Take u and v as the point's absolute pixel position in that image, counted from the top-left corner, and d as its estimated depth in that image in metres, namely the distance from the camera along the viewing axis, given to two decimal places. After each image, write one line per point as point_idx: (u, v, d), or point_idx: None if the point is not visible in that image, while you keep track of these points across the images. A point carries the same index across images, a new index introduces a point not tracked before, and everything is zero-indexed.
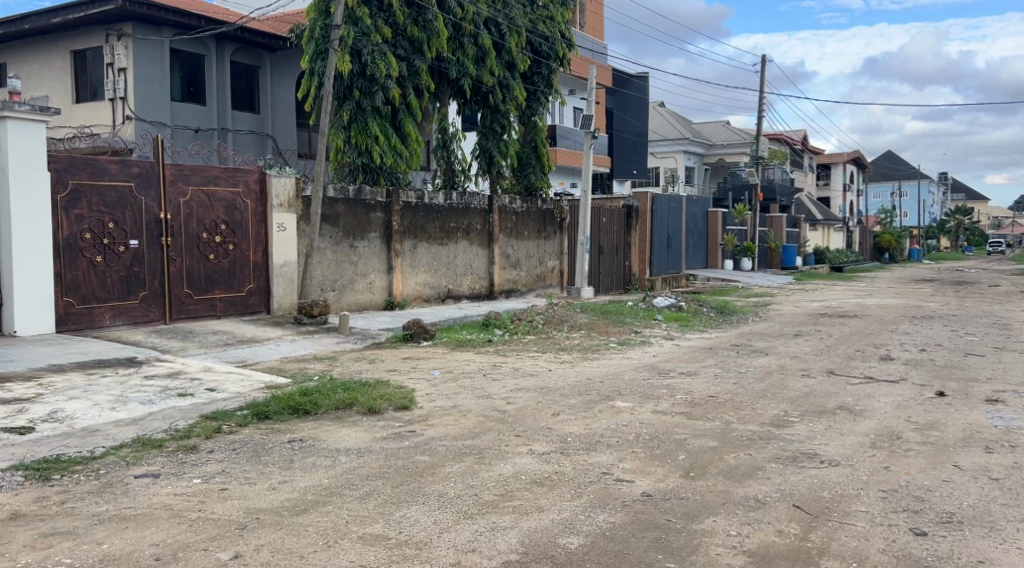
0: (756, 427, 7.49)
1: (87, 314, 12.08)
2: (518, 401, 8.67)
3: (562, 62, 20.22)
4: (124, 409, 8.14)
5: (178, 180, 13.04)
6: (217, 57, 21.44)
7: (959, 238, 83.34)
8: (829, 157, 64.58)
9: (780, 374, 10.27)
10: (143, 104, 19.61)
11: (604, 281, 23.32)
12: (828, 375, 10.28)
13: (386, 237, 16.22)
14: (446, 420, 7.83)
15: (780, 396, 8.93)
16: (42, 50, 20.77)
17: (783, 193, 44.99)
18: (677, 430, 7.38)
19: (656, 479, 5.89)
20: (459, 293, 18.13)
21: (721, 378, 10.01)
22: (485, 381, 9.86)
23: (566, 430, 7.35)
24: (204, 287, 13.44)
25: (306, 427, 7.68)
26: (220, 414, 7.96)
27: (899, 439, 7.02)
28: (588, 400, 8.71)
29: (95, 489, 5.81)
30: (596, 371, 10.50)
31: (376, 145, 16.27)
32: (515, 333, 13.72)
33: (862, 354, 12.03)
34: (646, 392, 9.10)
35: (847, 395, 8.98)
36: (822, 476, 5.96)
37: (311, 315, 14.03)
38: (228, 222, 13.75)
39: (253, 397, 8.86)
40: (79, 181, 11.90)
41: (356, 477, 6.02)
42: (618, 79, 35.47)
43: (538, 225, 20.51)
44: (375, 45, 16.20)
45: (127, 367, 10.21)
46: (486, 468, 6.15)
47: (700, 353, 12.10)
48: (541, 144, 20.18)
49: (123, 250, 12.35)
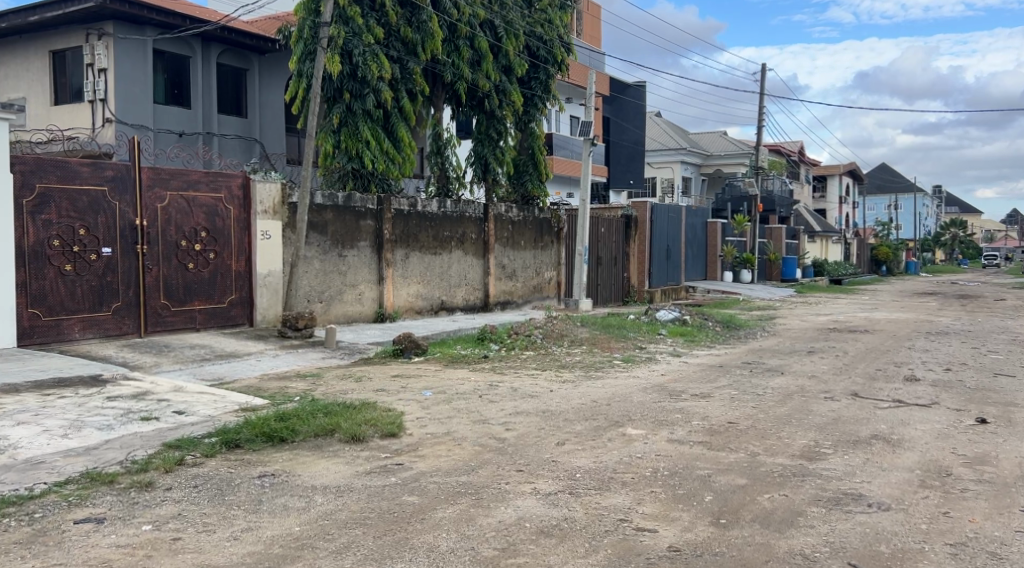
0: (787, 460, 6.67)
1: (54, 326, 11.21)
2: (518, 428, 7.83)
3: (561, 67, 19.43)
4: (77, 437, 7.28)
5: (155, 184, 12.19)
6: (203, 59, 20.63)
7: (954, 251, 82.64)
8: (825, 169, 64.04)
9: (801, 397, 9.43)
10: (124, 106, 18.74)
11: (603, 292, 22.58)
12: (853, 397, 9.44)
13: (376, 246, 15.38)
14: (438, 451, 6.99)
15: (806, 422, 8.09)
16: (19, 50, 19.95)
17: (781, 203, 43.76)
18: (699, 464, 6.55)
19: (682, 530, 5.06)
20: (453, 304, 17.29)
21: (739, 401, 9.17)
22: (482, 403, 9.01)
23: (572, 464, 6.50)
24: (183, 298, 12.58)
25: (280, 458, 6.83)
26: (184, 443, 7.12)
27: (951, 477, 6.20)
28: (596, 426, 7.87)
29: (24, 540, 5.00)
30: (602, 392, 9.63)
31: (367, 151, 15.46)
32: (512, 348, 12.90)
33: (885, 374, 11.19)
34: (658, 418, 8.24)
35: (880, 422, 8.14)
36: (874, 525, 5.13)
37: (296, 328, 13.15)
38: (209, 229, 12.89)
39: (224, 423, 8.01)
40: (48, 185, 11.06)
41: (333, 524, 5.19)
42: (616, 86, 34.79)
43: (535, 235, 19.68)
44: (367, 45, 15.42)
45: (89, 387, 9.36)
46: (484, 513, 5.32)
47: (711, 372, 11.27)
48: (539, 151, 19.34)
49: (95, 258, 11.51)
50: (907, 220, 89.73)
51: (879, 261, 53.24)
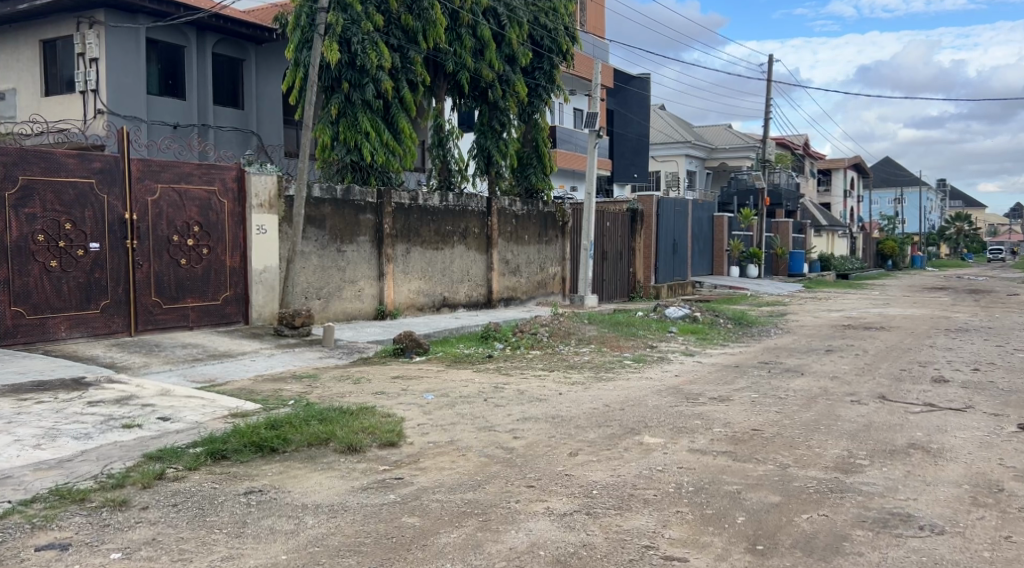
0: (821, 473, 6.12)
1: (39, 325, 10.64)
2: (527, 436, 7.27)
3: (566, 56, 18.83)
4: (51, 447, 6.76)
5: (146, 177, 11.63)
6: (198, 49, 20.06)
7: (959, 246, 81.80)
8: (830, 163, 63.28)
9: (826, 401, 8.88)
10: (116, 96, 18.16)
11: (608, 288, 22.03)
12: (882, 401, 8.86)
13: (376, 241, 14.82)
14: (441, 462, 6.45)
15: (836, 429, 7.52)
16: (9, 40, 19.38)
17: (789, 197, 43.20)
18: (726, 478, 5.98)
19: (715, 560, 4.61)
20: (455, 301, 16.75)
21: (760, 405, 8.62)
22: (486, 408, 8.44)
23: (588, 479, 5.95)
24: (175, 295, 12.02)
25: (270, 472, 6.28)
26: (166, 453, 6.58)
27: (1004, 493, 5.66)
28: (609, 434, 7.32)
29: None
30: (614, 395, 9.07)
31: (366, 143, 14.89)
32: (517, 347, 12.34)
33: (911, 374, 10.61)
34: (677, 425, 7.68)
35: (916, 428, 7.54)
36: (930, 552, 4.64)
37: (292, 326, 12.62)
38: (202, 224, 12.33)
39: (211, 430, 7.45)
40: (31, 176, 10.50)
41: (323, 552, 4.75)
42: (619, 78, 34.23)
43: (539, 229, 19.10)
44: (366, 33, 14.87)
45: (70, 390, 8.82)
46: (493, 538, 4.85)
47: (727, 373, 10.69)
48: (543, 143, 18.71)
49: (82, 254, 10.96)
50: (912, 215, 88.90)
51: (885, 256, 52.44)
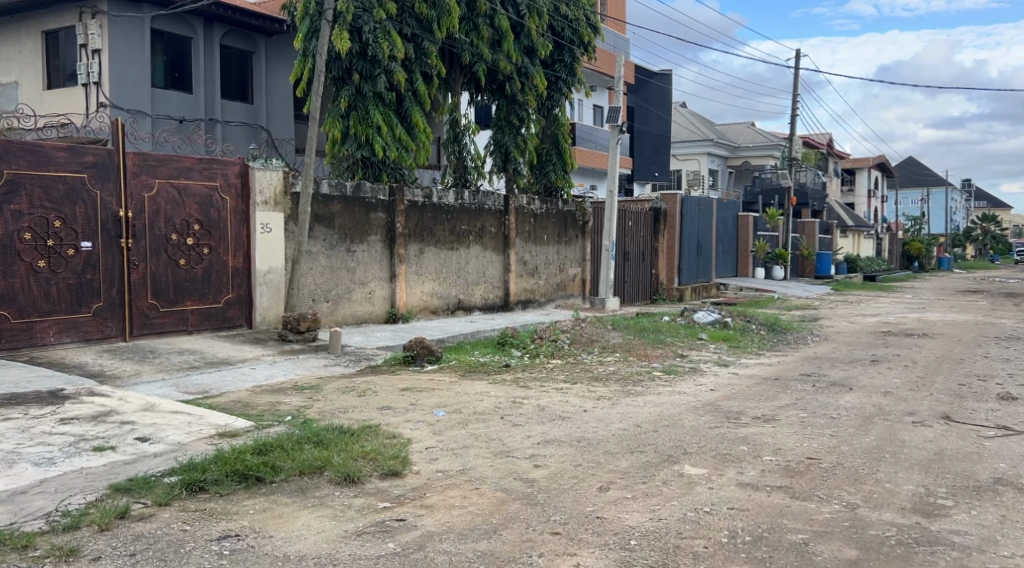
0: (899, 516, 5.20)
1: (25, 330, 9.81)
2: (549, 465, 6.35)
3: (587, 49, 17.83)
4: (7, 476, 5.91)
5: (142, 172, 10.79)
6: (206, 40, 19.25)
7: (986, 247, 79.94)
8: (854, 162, 61.87)
9: (884, 422, 7.90)
10: (119, 88, 17.36)
11: (629, 291, 21.06)
12: (947, 423, 7.87)
13: (387, 241, 13.93)
14: (450, 498, 5.55)
15: (904, 459, 6.53)
16: (11, 31, 18.62)
17: (816, 197, 41.99)
18: (787, 524, 5.05)
19: None
20: (471, 303, 15.85)
21: (811, 427, 7.65)
22: (504, 429, 7.52)
23: (624, 524, 5.03)
24: (173, 298, 11.17)
25: (251, 509, 5.40)
26: (136, 484, 5.69)
27: None
28: (645, 463, 6.39)
29: None
30: (647, 414, 8.13)
31: (378, 137, 14.01)
32: (537, 355, 11.43)
33: (972, 390, 9.60)
34: (721, 451, 6.73)
35: (998, 459, 6.56)
36: None
37: (297, 331, 11.74)
38: (203, 222, 11.47)
39: (192, 455, 6.56)
40: (18, 170, 9.69)
41: None
42: (642, 74, 33.25)
43: (559, 229, 18.14)
44: (377, 21, 14.03)
45: (45, 404, 7.98)
46: None
47: (768, 388, 9.71)
48: (563, 139, 17.77)
49: (73, 253, 10.15)
50: (937, 215, 87.11)
51: (912, 257, 50.96)
